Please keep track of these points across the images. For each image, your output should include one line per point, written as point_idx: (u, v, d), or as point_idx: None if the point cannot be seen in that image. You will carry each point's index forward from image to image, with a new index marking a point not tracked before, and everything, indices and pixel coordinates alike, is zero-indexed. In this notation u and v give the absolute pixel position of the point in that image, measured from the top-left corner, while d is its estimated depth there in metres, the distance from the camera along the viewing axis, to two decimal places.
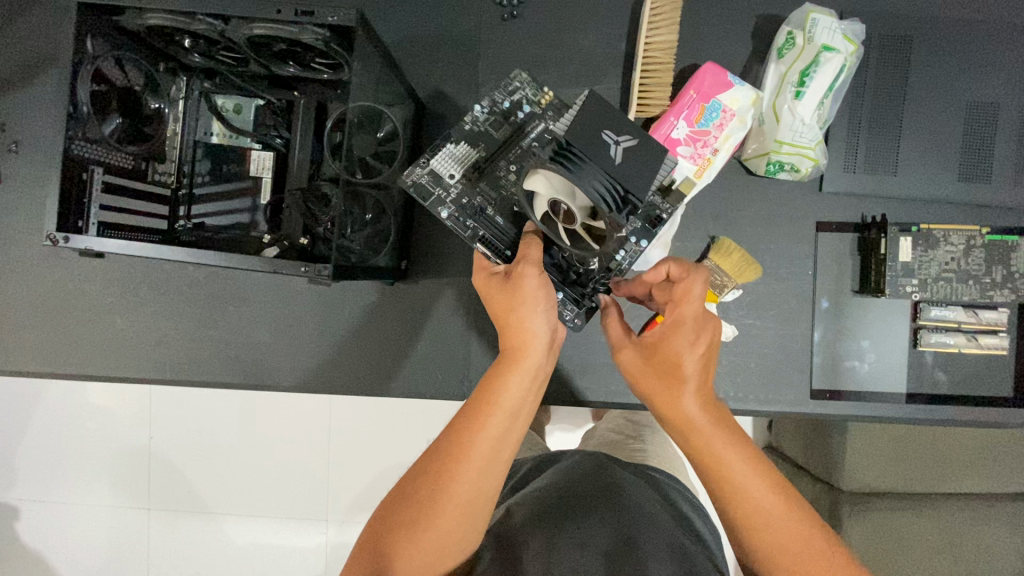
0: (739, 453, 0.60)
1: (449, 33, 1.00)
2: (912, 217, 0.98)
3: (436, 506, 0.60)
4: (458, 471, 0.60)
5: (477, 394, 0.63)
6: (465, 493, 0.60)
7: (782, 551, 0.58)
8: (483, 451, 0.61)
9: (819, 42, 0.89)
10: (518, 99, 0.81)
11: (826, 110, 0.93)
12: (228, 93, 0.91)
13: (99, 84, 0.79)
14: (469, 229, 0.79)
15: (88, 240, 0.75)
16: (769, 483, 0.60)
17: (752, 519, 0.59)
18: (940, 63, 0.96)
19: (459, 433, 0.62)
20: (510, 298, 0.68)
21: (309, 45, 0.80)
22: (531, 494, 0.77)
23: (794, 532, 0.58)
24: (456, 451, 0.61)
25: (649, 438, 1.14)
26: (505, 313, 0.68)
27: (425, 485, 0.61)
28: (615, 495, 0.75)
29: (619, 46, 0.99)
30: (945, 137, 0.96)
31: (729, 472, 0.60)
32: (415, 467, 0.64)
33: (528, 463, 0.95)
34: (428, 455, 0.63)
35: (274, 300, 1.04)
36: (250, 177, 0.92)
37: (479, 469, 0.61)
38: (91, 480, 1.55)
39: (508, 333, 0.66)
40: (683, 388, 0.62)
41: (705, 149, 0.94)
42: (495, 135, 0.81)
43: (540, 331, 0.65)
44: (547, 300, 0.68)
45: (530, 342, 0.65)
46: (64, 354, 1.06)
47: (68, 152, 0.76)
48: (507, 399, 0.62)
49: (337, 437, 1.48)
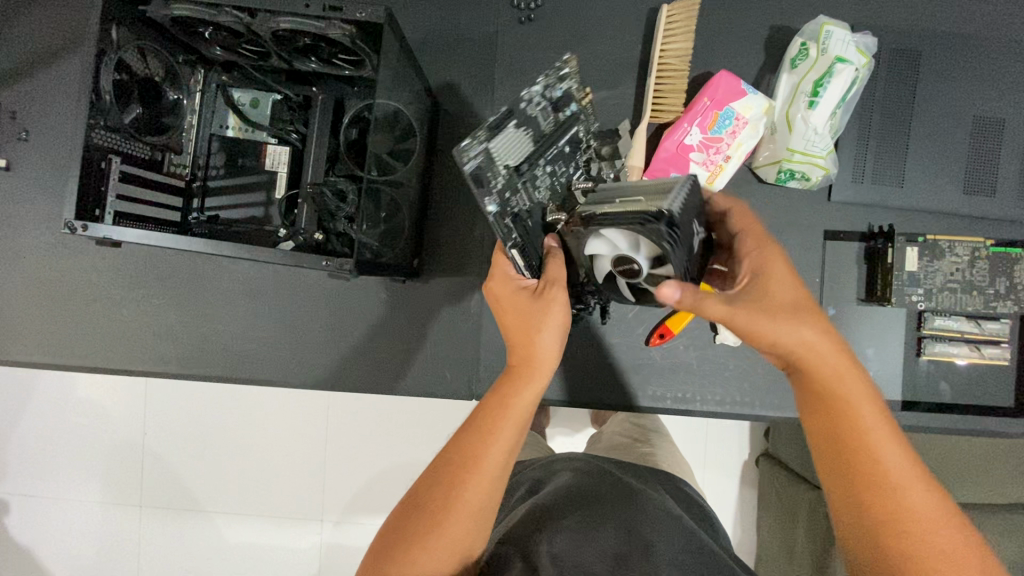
0: (870, 402, 0.58)
1: (466, 35, 1.01)
2: (917, 228, 1.00)
3: (446, 515, 0.60)
4: (469, 482, 0.61)
5: (490, 405, 0.65)
6: (476, 503, 0.61)
7: (907, 513, 0.54)
8: (495, 463, 0.62)
9: (832, 54, 0.90)
10: (566, 91, 0.78)
11: (837, 120, 0.94)
12: (245, 88, 0.92)
13: (120, 73, 0.77)
14: (508, 230, 0.73)
15: (106, 229, 0.74)
16: (895, 441, 0.57)
17: (875, 488, 0.55)
18: (947, 78, 0.98)
19: (472, 442, 0.62)
20: (527, 316, 0.70)
21: (334, 40, 0.80)
22: (547, 496, 0.78)
23: (920, 493, 0.55)
24: (468, 459, 0.62)
25: (656, 442, 1.14)
26: (520, 331, 0.70)
27: (437, 493, 0.61)
28: (631, 495, 0.77)
29: (635, 52, 1.01)
30: (952, 150, 0.98)
31: (861, 422, 0.57)
32: (425, 476, 0.64)
33: (535, 466, 0.94)
34: (438, 463, 0.63)
35: (284, 296, 1.03)
36: (265, 172, 0.92)
37: (490, 482, 0.61)
38: (84, 475, 1.52)
39: (522, 350, 0.69)
40: (807, 322, 0.60)
41: (717, 156, 0.96)
42: (540, 128, 0.76)
43: (550, 350, 0.69)
44: (564, 323, 0.71)
45: (543, 362, 0.68)
46: (68, 346, 1.05)
47: (90, 141, 0.75)
48: (520, 412, 0.64)
49: (335, 436, 1.47)
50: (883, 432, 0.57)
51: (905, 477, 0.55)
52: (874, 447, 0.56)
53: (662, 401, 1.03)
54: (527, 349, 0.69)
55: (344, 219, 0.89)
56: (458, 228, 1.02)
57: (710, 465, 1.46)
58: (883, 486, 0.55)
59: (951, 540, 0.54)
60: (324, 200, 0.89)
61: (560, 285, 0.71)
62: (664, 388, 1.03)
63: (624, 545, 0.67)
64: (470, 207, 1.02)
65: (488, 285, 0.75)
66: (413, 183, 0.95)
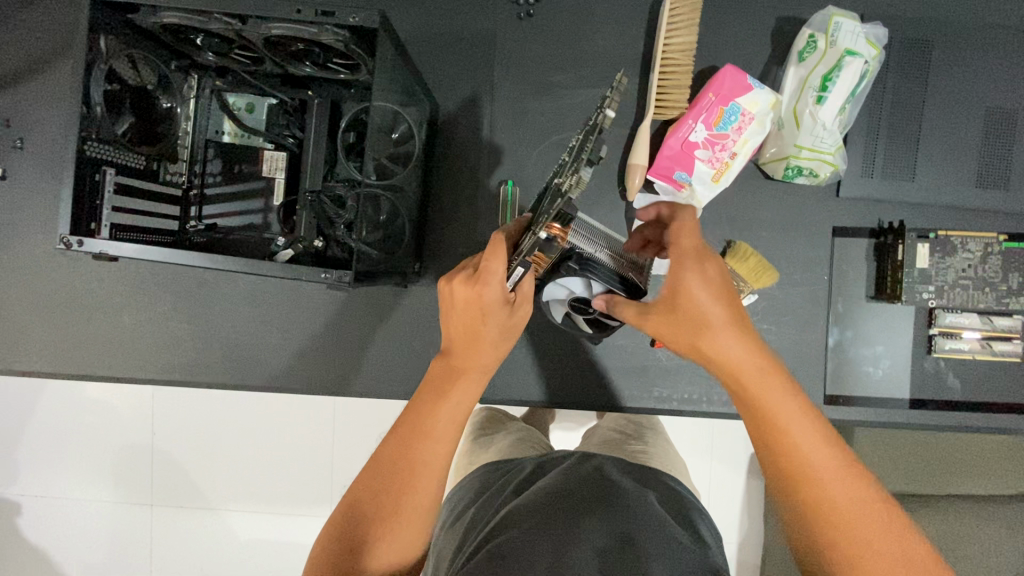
0: (788, 400, 0.58)
1: (464, 32, 0.99)
2: (929, 224, 0.98)
3: (395, 517, 0.64)
4: (415, 485, 0.65)
5: (426, 413, 0.67)
6: (423, 502, 0.66)
7: (833, 507, 0.55)
8: (434, 465, 0.66)
9: (841, 47, 0.88)
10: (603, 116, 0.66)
11: (846, 115, 0.92)
12: (240, 92, 0.90)
13: (112, 83, 0.76)
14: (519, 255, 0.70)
15: (102, 244, 0.73)
16: (815, 434, 0.57)
17: (808, 492, 0.56)
18: (961, 69, 0.95)
19: (413, 448, 0.66)
20: (483, 324, 0.69)
21: (328, 45, 0.78)
22: (531, 499, 0.74)
23: (843, 486, 0.55)
24: (409, 465, 0.66)
25: (652, 439, 1.10)
26: (466, 339, 0.70)
27: (385, 498, 0.64)
28: (614, 495, 0.75)
29: (637, 47, 0.98)
30: (965, 144, 0.96)
31: (779, 427, 0.57)
32: (366, 479, 0.66)
33: (529, 464, 0.91)
34: (380, 471, 0.66)
35: (285, 302, 1.02)
36: (262, 177, 0.92)
37: (433, 482, 0.66)
38: (93, 476, 1.54)
39: (466, 354, 0.70)
40: (711, 330, 0.60)
41: (723, 152, 0.94)
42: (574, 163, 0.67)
43: (491, 354, 0.70)
44: (517, 333, 0.73)
45: (479, 369, 0.70)
46: (70, 355, 1.05)
47: (82, 154, 0.74)
48: (454, 418, 0.68)
49: (341, 436, 1.47)
50: (793, 406, 0.58)
51: (818, 452, 0.56)
52: (783, 422, 0.57)
53: (667, 402, 1.03)
54: (466, 356, 0.70)
55: (344, 226, 0.88)
56: (459, 231, 1.01)
57: (715, 459, 1.45)
58: (799, 465, 0.56)
59: (879, 528, 0.54)
60: (323, 206, 0.88)
61: (529, 304, 0.73)
62: (670, 389, 1.03)
63: (605, 539, 0.64)
64: (472, 210, 1.01)
65: (475, 288, 0.67)
66: (411, 187, 0.93)
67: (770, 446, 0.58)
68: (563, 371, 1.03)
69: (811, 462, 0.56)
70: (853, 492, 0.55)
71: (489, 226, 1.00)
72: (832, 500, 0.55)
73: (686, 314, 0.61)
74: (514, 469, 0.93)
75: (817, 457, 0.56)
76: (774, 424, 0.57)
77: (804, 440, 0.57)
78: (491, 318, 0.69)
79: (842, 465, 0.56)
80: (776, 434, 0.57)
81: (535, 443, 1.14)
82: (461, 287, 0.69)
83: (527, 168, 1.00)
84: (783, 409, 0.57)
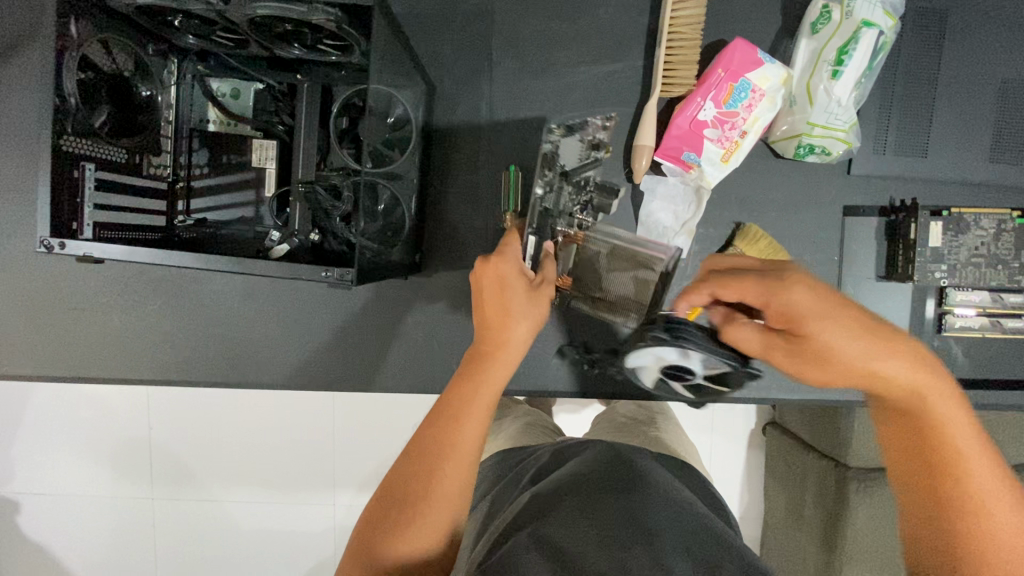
0: (945, 397, 0.57)
1: (461, 7, 0.94)
2: (942, 201, 0.96)
3: (425, 503, 0.59)
4: (446, 469, 0.60)
5: (456, 395, 0.64)
6: (454, 489, 0.60)
7: (987, 510, 0.55)
8: (465, 449, 0.61)
9: (858, 17, 0.84)
10: (603, 145, 0.94)
11: (861, 90, 0.89)
12: (225, 77, 0.85)
13: (85, 71, 0.71)
14: (533, 217, 0.88)
15: (88, 246, 0.70)
16: (972, 429, 0.57)
17: (964, 494, 0.56)
18: (974, 40, 0.92)
19: (446, 429, 0.62)
20: (506, 298, 0.69)
21: (318, 26, 0.73)
22: (539, 499, 0.69)
23: (998, 485, 0.56)
24: (438, 449, 0.61)
25: (661, 425, 1.06)
26: (491, 320, 0.68)
27: (415, 481, 0.60)
28: (628, 486, 0.69)
29: (641, 22, 0.93)
30: (977, 118, 0.93)
31: (938, 424, 0.57)
32: (399, 466, 0.62)
33: (546, 454, 0.86)
34: (412, 455, 0.62)
35: (282, 296, 0.99)
36: (251, 168, 0.87)
37: (463, 469, 0.61)
38: (87, 475, 1.49)
39: (487, 334, 0.68)
40: (879, 338, 0.58)
41: (733, 132, 0.90)
42: (578, 155, 0.95)
43: (517, 336, 0.68)
44: (542, 314, 0.71)
45: (509, 349, 0.67)
46: (60, 358, 1.01)
47: (58, 149, 0.70)
48: (484, 400, 0.64)
49: (344, 421, 1.44)
50: (948, 406, 0.57)
51: (971, 452, 0.56)
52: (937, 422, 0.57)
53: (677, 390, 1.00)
54: (492, 337, 0.67)
55: (341, 219, 0.83)
56: (459, 218, 0.97)
57: (717, 438, 1.45)
58: (949, 465, 0.56)
59: None
60: (317, 197, 0.84)
61: (551, 286, 0.75)
62: None
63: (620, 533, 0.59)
64: (472, 197, 0.97)
65: (490, 259, 0.69)
66: (410, 173, 0.90)
67: (921, 447, 0.58)
68: (569, 362, 1.00)
69: (960, 461, 0.56)
70: (999, 481, 0.56)
71: (490, 213, 0.97)
72: (980, 501, 0.55)
73: (817, 340, 0.59)
74: (530, 458, 0.89)
75: (967, 454, 0.56)
76: (936, 435, 0.57)
77: (961, 440, 0.57)
78: (510, 291, 0.68)
79: (989, 462, 0.56)
80: (930, 442, 0.57)
81: (543, 425, 1.11)
82: (480, 265, 0.70)
83: (529, 152, 0.96)
84: (936, 406, 0.57)
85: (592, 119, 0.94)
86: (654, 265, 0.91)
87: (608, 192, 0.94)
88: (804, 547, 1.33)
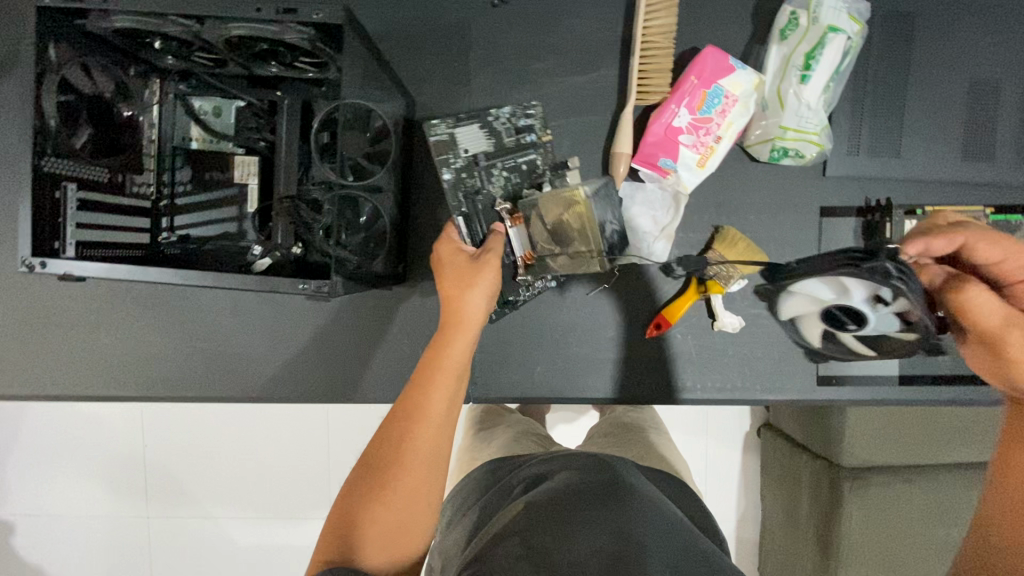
0: None
1: (438, 22, 0.95)
2: (917, 200, 0.97)
3: (398, 466, 0.66)
4: (415, 434, 0.67)
5: (424, 367, 0.72)
6: (424, 452, 0.67)
7: None
8: (433, 415, 0.68)
9: (824, 23, 0.86)
10: (531, 125, 0.89)
11: (831, 93, 0.91)
12: (206, 96, 0.86)
13: (65, 94, 0.74)
14: (458, 202, 0.85)
15: (67, 265, 0.72)
16: None
17: None
18: (942, 42, 0.94)
19: (411, 401, 0.69)
20: (458, 279, 0.76)
21: (293, 44, 0.75)
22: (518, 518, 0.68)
23: None
24: (408, 417, 0.68)
25: (653, 437, 1.07)
26: (450, 295, 0.75)
27: (389, 447, 0.67)
28: (609, 505, 0.68)
29: (615, 33, 0.95)
30: (948, 118, 0.95)
31: None
32: (374, 442, 0.69)
33: (536, 464, 0.85)
34: (383, 430, 0.69)
35: (269, 310, 1.00)
36: (234, 185, 0.88)
37: (430, 434, 0.68)
38: (82, 495, 1.49)
39: (447, 308, 0.75)
40: None
41: (708, 137, 0.92)
42: (495, 141, 0.87)
43: (472, 306, 0.74)
44: (494, 286, 0.76)
45: (468, 321, 0.74)
46: (50, 377, 1.01)
47: (39, 170, 0.72)
48: (448, 370, 0.71)
49: (338, 434, 1.44)
50: None
51: None
52: None
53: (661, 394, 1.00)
54: (452, 311, 0.74)
55: (320, 232, 0.83)
56: (442, 228, 0.98)
57: (712, 443, 1.45)
58: None
59: None
60: (300, 213, 0.86)
61: (499, 252, 0.77)
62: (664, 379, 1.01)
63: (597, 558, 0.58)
64: None
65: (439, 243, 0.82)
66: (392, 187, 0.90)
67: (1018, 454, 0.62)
68: (555, 368, 1.01)
69: None
70: None
71: None
72: None
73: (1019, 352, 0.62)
74: (520, 468, 0.88)
75: None
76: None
77: None
78: (461, 268, 0.77)
79: None
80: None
81: (534, 432, 1.11)
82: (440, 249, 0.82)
83: None
84: None
85: (501, 109, 0.89)
86: (586, 204, 0.78)
87: (561, 167, 0.89)
88: (800, 550, 1.32)
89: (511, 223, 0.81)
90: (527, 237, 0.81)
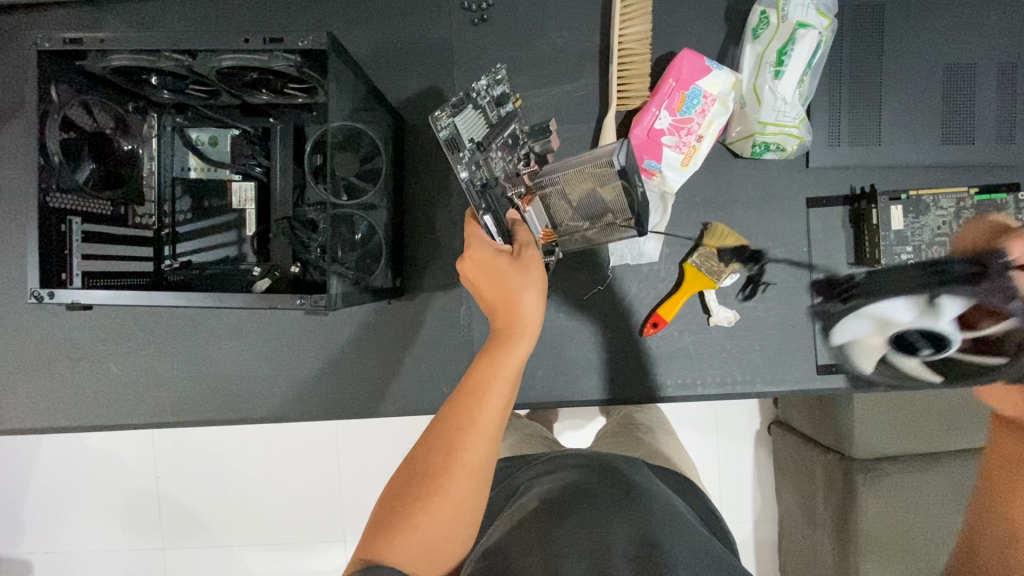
0: None
1: (424, 43, 0.99)
2: (902, 185, 0.99)
3: (447, 473, 0.61)
4: (468, 441, 0.63)
5: (478, 369, 0.67)
6: (475, 461, 0.62)
7: None
8: (488, 424, 0.64)
9: (793, 20, 0.89)
10: (506, 93, 0.86)
11: (806, 87, 0.93)
12: (201, 126, 0.89)
13: (68, 131, 0.77)
14: (478, 201, 0.81)
15: (71, 293, 0.73)
16: None
17: None
18: (914, 31, 0.96)
19: (463, 410, 0.64)
20: (507, 281, 0.73)
21: (281, 71, 0.78)
22: (520, 528, 0.67)
23: None
24: (462, 424, 0.63)
25: (662, 437, 1.05)
26: (498, 294, 0.73)
27: (437, 455, 0.62)
28: (608, 510, 0.68)
29: (594, 43, 0.98)
30: (926, 104, 0.97)
31: None
32: (421, 446, 0.65)
33: (539, 467, 0.85)
34: (431, 436, 0.64)
35: (274, 330, 1.02)
36: (231, 211, 0.90)
37: (485, 441, 0.63)
38: (99, 528, 1.50)
39: (502, 312, 0.72)
40: None
41: (690, 137, 0.94)
42: (486, 119, 0.84)
43: (528, 307, 0.71)
44: (542, 283, 0.75)
45: (526, 322, 0.70)
46: (64, 410, 1.03)
47: (46, 206, 0.75)
48: (506, 376, 0.66)
49: (348, 453, 1.45)
50: None
51: None
52: None
53: (662, 390, 1.01)
54: (506, 313, 0.72)
55: (316, 250, 0.84)
56: (437, 241, 1.01)
57: (721, 442, 1.43)
58: None
59: None
60: (297, 233, 0.89)
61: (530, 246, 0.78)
62: (663, 375, 1.01)
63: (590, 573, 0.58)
64: (449, 219, 1.01)
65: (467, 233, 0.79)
66: (384, 203, 0.93)
67: None
68: (555, 374, 1.02)
69: None
70: None
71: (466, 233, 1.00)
72: None
73: None
74: (524, 469, 0.89)
75: None
76: None
77: None
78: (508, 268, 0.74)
79: None
80: None
81: (544, 436, 1.12)
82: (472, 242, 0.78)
83: None
84: None
85: (477, 84, 0.85)
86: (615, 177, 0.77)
87: None
88: (818, 546, 1.30)
89: (525, 206, 0.83)
90: (549, 216, 0.84)
